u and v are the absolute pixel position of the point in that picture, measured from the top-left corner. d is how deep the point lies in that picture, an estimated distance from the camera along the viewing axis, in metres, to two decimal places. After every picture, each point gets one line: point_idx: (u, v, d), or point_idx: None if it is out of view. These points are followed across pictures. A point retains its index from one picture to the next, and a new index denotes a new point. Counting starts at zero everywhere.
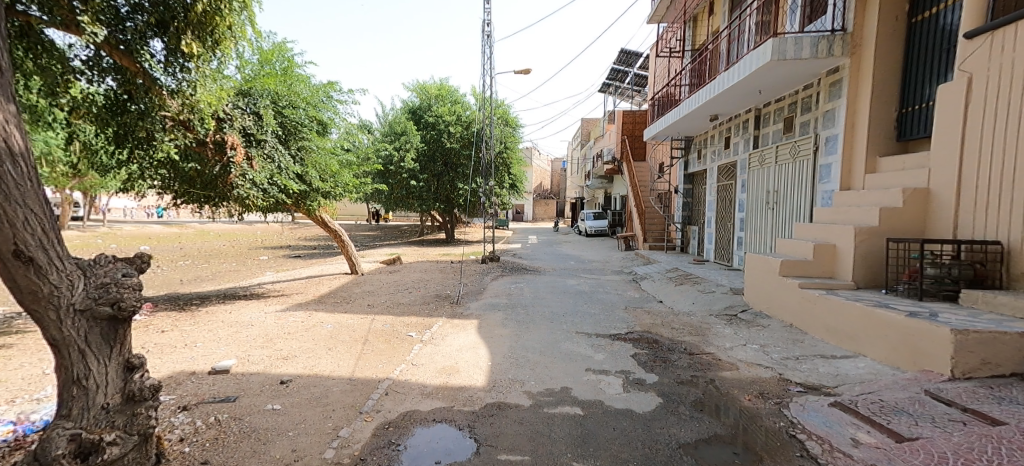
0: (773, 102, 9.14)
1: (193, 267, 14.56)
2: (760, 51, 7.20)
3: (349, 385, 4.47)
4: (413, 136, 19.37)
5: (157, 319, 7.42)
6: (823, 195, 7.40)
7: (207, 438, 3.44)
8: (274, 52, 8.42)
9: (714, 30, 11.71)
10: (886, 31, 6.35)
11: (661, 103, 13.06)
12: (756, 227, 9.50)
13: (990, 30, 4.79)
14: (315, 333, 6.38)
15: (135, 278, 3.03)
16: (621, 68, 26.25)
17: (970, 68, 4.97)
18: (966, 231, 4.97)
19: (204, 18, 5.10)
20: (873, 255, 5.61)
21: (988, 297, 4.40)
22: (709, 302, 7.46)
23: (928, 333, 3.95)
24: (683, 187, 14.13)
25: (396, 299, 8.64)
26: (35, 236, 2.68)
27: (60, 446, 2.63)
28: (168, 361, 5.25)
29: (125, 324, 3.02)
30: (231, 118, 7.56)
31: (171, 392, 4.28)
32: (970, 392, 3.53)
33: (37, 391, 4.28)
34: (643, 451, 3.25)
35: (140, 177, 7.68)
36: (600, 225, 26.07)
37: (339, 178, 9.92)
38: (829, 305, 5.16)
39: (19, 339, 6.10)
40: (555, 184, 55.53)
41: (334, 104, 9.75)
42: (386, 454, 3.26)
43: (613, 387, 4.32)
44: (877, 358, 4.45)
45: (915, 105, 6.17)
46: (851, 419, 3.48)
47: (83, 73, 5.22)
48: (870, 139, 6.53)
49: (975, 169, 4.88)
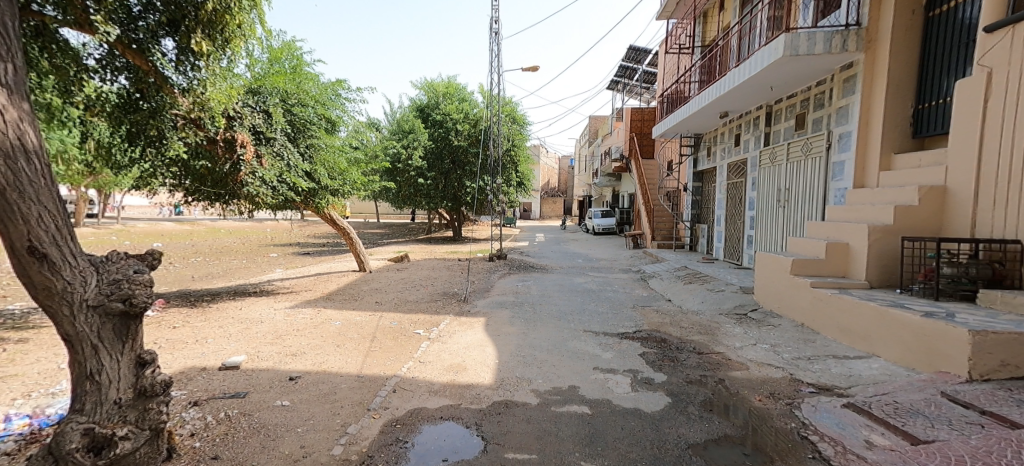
0: (785, 98, 9.03)
1: (205, 263, 14.71)
2: (772, 47, 7.12)
3: (357, 382, 4.48)
4: (420, 134, 19.42)
5: (170, 315, 7.50)
6: (836, 193, 7.31)
7: (217, 433, 3.45)
8: (283, 50, 8.45)
9: (723, 26, 11.62)
10: (901, 27, 6.23)
11: (671, 100, 12.97)
12: (766, 226, 9.42)
13: (1011, 24, 4.68)
14: (323, 330, 6.41)
15: (147, 275, 3.02)
16: (630, 65, 26.01)
17: (990, 63, 4.87)
18: (984, 230, 4.88)
19: (214, 17, 5.09)
20: (888, 254, 5.53)
21: (1007, 298, 4.31)
22: (719, 301, 7.38)
23: (944, 333, 3.89)
24: (692, 185, 14.07)
25: (404, 297, 8.66)
26: (49, 233, 2.70)
27: (74, 440, 2.65)
28: (180, 356, 5.31)
29: (137, 321, 3.03)
30: (241, 116, 7.61)
31: (182, 387, 4.33)
32: (987, 394, 3.45)
33: (52, 385, 4.34)
34: (652, 451, 3.22)
35: (152, 175, 7.73)
36: (608, 222, 26.05)
37: (347, 176, 9.95)
38: (842, 304, 5.09)
39: (35, 334, 6.18)
40: (563, 182, 55.45)
41: (342, 102, 9.86)
42: (394, 451, 3.26)
43: (621, 386, 4.30)
44: (890, 359, 4.39)
45: (932, 101, 6.05)
46: (864, 421, 3.43)
47: (97, 71, 5.27)
48: (885, 135, 6.42)
49: (993, 167, 4.78)
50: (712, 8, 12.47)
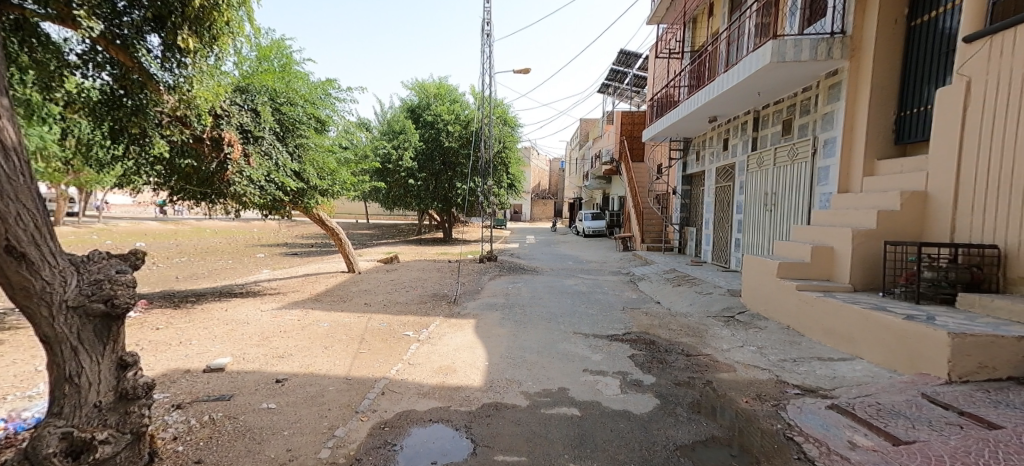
0: (772, 104, 9.15)
1: (190, 263, 14.51)
2: (760, 54, 7.21)
3: (345, 384, 4.44)
4: (411, 135, 19.35)
5: (152, 316, 7.37)
6: (821, 198, 7.41)
7: (200, 437, 3.41)
8: (272, 48, 8.34)
9: (713, 32, 11.75)
10: (885, 36, 6.36)
11: (660, 104, 13.06)
12: (753, 229, 9.53)
13: (989, 34, 4.81)
14: (311, 332, 6.35)
15: (129, 276, 2.98)
16: (620, 69, 26.24)
17: (970, 72, 4.99)
18: (964, 234, 4.99)
19: (201, 14, 5.01)
20: (871, 257, 5.62)
21: (984, 301, 4.42)
22: (707, 304, 7.47)
23: (925, 335, 3.97)
24: (681, 188, 14.18)
25: (393, 298, 8.60)
26: (27, 232, 2.64)
27: (51, 444, 2.61)
28: (163, 358, 5.22)
29: (118, 322, 2.98)
30: (228, 115, 7.51)
31: (164, 390, 4.25)
32: (966, 395, 3.54)
33: (29, 388, 4.24)
34: (640, 453, 3.24)
35: (136, 173, 7.61)
36: (598, 225, 26.16)
37: (337, 176, 9.86)
38: (827, 307, 5.17)
39: (11, 335, 6.04)
40: (553, 184, 55.84)
41: (332, 102, 9.76)
42: (382, 454, 3.24)
43: (610, 388, 4.32)
44: (874, 361, 4.47)
45: (914, 108, 6.18)
46: (847, 421, 3.49)
47: (79, 67, 5.17)
48: (868, 141, 6.55)
49: (973, 173, 4.90)
50: (701, 14, 12.61)
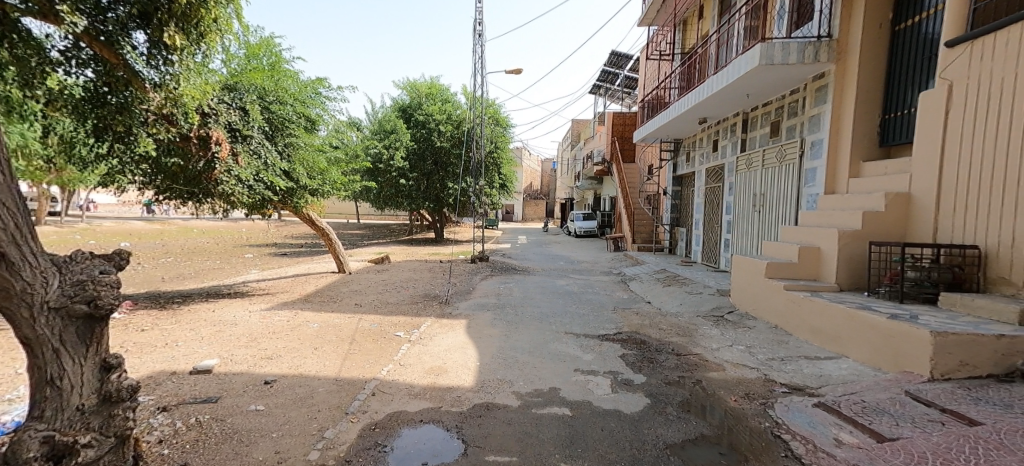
0: (760, 106, 9.26)
1: (176, 264, 14.31)
2: (748, 56, 7.29)
3: (335, 385, 4.42)
4: (402, 134, 19.28)
5: (137, 317, 7.26)
6: (809, 199, 7.52)
7: (187, 440, 3.37)
8: (262, 46, 8.26)
9: (702, 34, 11.88)
10: (870, 40, 6.47)
11: (651, 105, 13.16)
12: (742, 230, 9.64)
13: (970, 40, 4.92)
14: (300, 332, 6.31)
15: (113, 276, 2.91)
16: (610, 70, 26.37)
17: (952, 77, 5.09)
18: (946, 235, 5.09)
19: (188, 11, 4.94)
20: (857, 257, 5.71)
21: (965, 300, 4.51)
22: (696, 304, 7.54)
23: (909, 334, 4.04)
24: (672, 189, 14.29)
25: (384, 299, 8.55)
26: (6, 232, 2.59)
27: (32, 449, 2.57)
28: (148, 360, 5.14)
29: (102, 323, 2.92)
30: (216, 113, 7.40)
31: (150, 393, 4.20)
32: (947, 393, 3.62)
33: (9, 391, 4.16)
34: (630, 452, 3.27)
35: (120, 172, 7.49)
36: (589, 225, 26.25)
37: (328, 176, 9.78)
38: (814, 307, 5.25)
39: None
40: (544, 184, 55.96)
41: (322, 101, 9.69)
42: (372, 455, 3.23)
43: (601, 387, 4.35)
44: (859, 359, 4.54)
45: (898, 111, 6.29)
46: (833, 419, 3.55)
47: (61, 64, 5.07)
48: (854, 143, 6.66)
49: (955, 175, 5.00)
50: (691, 16, 12.74)
